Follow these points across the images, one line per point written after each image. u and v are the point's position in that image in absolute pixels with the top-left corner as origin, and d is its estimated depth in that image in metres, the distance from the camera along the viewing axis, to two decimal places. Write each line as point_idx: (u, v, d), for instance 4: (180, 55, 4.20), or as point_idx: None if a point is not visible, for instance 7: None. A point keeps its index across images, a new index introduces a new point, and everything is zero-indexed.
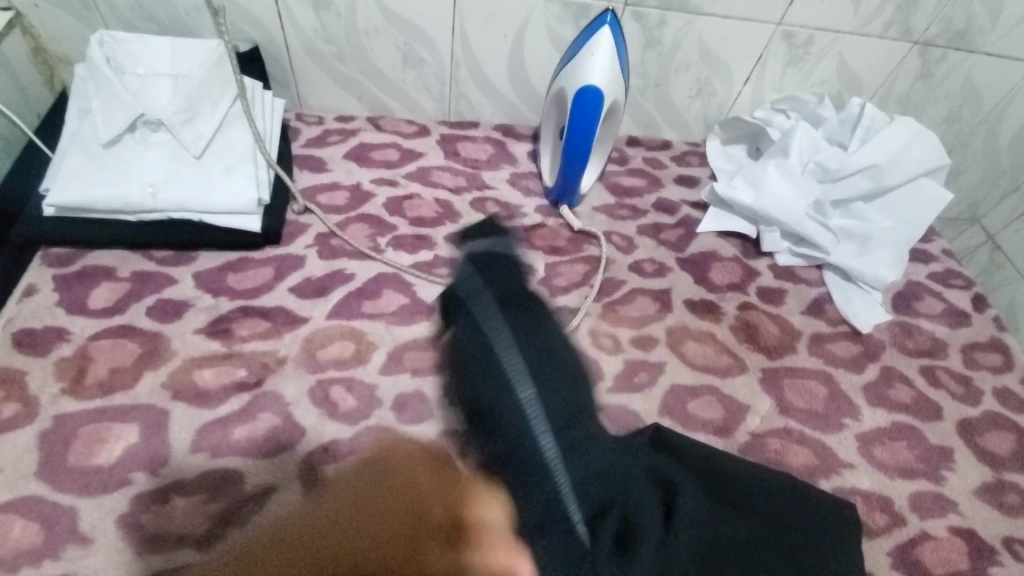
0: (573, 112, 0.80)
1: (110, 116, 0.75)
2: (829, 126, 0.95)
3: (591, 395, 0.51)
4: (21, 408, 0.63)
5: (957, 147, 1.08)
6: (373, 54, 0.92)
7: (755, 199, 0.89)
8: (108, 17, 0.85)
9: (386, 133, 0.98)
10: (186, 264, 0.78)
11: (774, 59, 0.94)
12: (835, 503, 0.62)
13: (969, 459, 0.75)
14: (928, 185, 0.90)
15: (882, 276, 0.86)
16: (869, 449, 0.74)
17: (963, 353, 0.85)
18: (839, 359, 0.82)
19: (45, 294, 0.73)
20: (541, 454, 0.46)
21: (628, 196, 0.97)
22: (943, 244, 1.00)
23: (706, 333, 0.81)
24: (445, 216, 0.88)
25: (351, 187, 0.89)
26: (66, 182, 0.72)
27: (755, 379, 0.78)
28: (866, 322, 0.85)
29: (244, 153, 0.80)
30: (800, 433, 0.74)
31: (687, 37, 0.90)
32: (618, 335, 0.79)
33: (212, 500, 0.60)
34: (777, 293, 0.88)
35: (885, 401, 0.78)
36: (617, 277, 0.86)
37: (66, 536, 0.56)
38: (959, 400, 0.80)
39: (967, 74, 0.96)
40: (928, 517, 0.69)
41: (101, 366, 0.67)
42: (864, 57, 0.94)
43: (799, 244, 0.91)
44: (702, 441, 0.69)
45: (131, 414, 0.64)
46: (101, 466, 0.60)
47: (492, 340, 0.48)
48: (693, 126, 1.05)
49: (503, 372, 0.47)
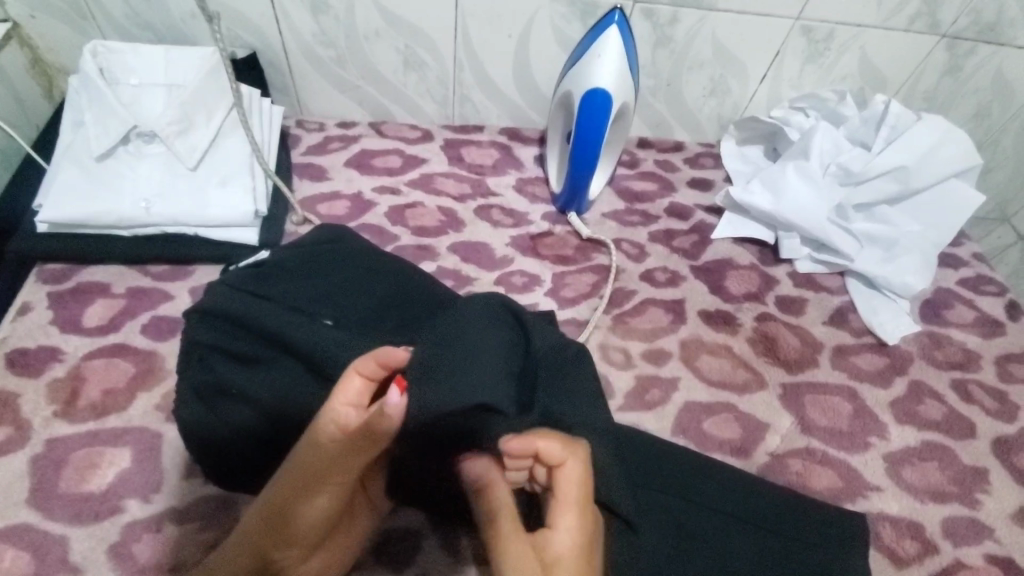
0: (580, 116, 0.77)
1: (103, 129, 0.73)
2: (851, 124, 0.90)
3: (290, 326, 0.53)
4: (13, 431, 0.62)
5: (986, 145, 1.03)
6: (373, 58, 0.89)
7: (773, 204, 0.85)
8: (103, 25, 0.83)
9: (388, 138, 0.95)
10: (183, 279, 0.76)
11: (793, 55, 0.90)
12: (846, 517, 0.63)
13: (1006, 481, 0.70)
14: (959, 187, 0.86)
15: (909, 284, 0.83)
16: (898, 471, 0.69)
17: (998, 366, 0.81)
18: (864, 373, 0.78)
19: (39, 312, 0.71)
20: (265, 255, 0.61)
21: (639, 201, 0.93)
22: (974, 248, 0.95)
23: (720, 345, 0.78)
24: (449, 225, 0.85)
25: (352, 196, 0.86)
26: (57, 198, 0.71)
27: (775, 396, 0.74)
28: (893, 334, 0.81)
29: (241, 163, 0.78)
30: (823, 453, 0.70)
31: (700, 34, 0.86)
32: (628, 349, 0.76)
33: (205, 528, 0.57)
34: (797, 302, 0.84)
35: (914, 418, 0.74)
36: (628, 287, 0.82)
37: (56, 566, 0.54)
38: (993, 415, 0.75)
39: (998, 68, 0.90)
40: (962, 545, 0.65)
41: (95, 388, 0.65)
42: (887, 51, 0.89)
43: (819, 250, 0.87)
44: (722, 464, 0.65)
45: (124, 437, 0.62)
46: (92, 493, 0.58)
47: (237, 313, 0.53)
48: (707, 126, 1.01)
49: (254, 303, 0.54)
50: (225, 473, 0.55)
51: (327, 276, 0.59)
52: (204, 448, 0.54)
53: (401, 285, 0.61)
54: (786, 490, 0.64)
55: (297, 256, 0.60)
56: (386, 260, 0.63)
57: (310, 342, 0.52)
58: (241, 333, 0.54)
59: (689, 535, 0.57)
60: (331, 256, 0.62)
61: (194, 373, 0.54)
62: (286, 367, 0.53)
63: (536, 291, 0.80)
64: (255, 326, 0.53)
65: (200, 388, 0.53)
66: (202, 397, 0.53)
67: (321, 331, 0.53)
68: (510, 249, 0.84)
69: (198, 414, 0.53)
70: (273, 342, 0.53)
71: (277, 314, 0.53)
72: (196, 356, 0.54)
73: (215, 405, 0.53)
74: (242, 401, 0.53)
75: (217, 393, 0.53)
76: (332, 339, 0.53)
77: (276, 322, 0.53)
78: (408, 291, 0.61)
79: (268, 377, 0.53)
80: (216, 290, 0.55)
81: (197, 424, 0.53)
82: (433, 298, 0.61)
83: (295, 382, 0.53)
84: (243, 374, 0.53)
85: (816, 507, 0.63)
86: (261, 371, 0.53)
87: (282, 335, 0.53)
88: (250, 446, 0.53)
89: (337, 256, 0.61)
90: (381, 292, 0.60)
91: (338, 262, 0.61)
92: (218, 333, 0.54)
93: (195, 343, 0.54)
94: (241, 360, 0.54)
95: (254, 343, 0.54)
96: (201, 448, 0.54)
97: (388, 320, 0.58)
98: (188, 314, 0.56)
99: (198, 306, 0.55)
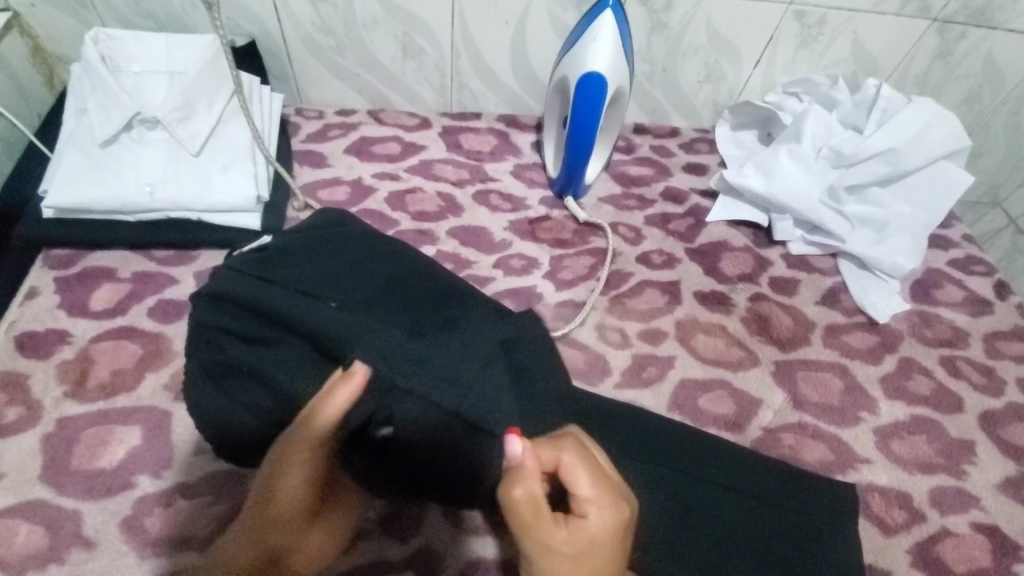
0: (575, 100, 0.78)
1: (106, 115, 0.74)
2: (843, 109, 0.91)
3: (297, 306, 0.52)
4: (25, 411, 0.63)
5: (978, 129, 1.04)
6: (371, 46, 0.90)
7: (767, 185, 0.87)
8: (103, 14, 0.84)
9: (386, 126, 0.96)
10: (187, 263, 0.77)
11: (786, 41, 0.91)
12: (835, 487, 0.65)
13: (992, 453, 0.72)
14: (949, 169, 0.87)
15: (900, 265, 0.84)
16: (887, 444, 0.71)
17: (986, 343, 0.82)
18: (855, 350, 0.79)
19: (47, 296, 0.72)
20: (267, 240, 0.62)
21: (635, 185, 0.94)
22: (964, 229, 0.97)
23: (715, 325, 0.79)
24: (448, 210, 0.87)
25: (352, 182, 0.87)
26: (62, 184, 0.72)
27: (768, 372, 0.76)
28: (884, 313, 0.83)
29: (242, 150, 0.79)
30: (815, 427, 0.72)
31: (694, 20, 0.88)
32: (625, 329, 0.78)
33: (215, 502, 0.59)
34: (790, 283, 0.86)
35: (904, 393, 0.76)
36: (625, 269, 0.84)
37: (71, 539, 0.56)
38: (981, 390, 0.77)
39: (988, 52, 0.92)
40: (949, 514, 0.67)
41: (103, 368, 0.67)
42: (879, 36, 0.90)
43: (812, 231, 0.89)
44: (715, 436, 0.67)
45: (133, 416, 0.64)
46: (104, 469, 0.60)
47: (242, 294, 0.53)
48: (702, 111, 1.02)
49: (260, 284, 0.54)
50: (228, 448, 0.56)
51: (328, 261, 0.60)
52: (221, 429, 0.55)
53: (398, 268, 0.62)
54: (748, 451, 0.66)
55: (301, 241, 0.61)
56: (388, 244, 0.65)
57: (314, 321, 0.52)
58: (249, 314, 0.54)
59: (683, 508, 0.60)
60: (334, 241, 0.63)
61: (205, 357, 0.55)
62: (293, 347, 0.53)
63: (535, 274, 0.81)
64: (260, 307, 0.53)
65: (211, 370, 0.55)
66: (213, 378, 0.55)
67: (327, 311, 0.52)
68: (508, 234, 0.85)
69: (210, 395, 0.54)
70: (280, 323, 0.53)
71: (282, 294, 0.53)
72: (203, 341, 0.55)
73: (226, 384, 0.55)
74: (253, 381, 0.54)
75: (227, 373, 0.54)
76: (334, 317, 0.52)
77: (282, 303, 0.53)
78: (409, 274, 0.62)
79: (275, 357, 0.53)
80: (222, 274, 0.56)
81: (206, 406, 0.54)
82: (431, 282, 0.63)
83: (302, 362, 0.53)
84: (250, 354, 0.54)
85: (807, 479, 0.65)
86: (267, 353, 0.54)
87: (287, 317, 0.52)
88: (265, 425, 0.54)
89: (339, 240, 0.63)
90: (383, 274, 0.61)
91: (338, 249, 0.62)
92: (223, 313, 0.54)
93: (201, 326, 0.55)
94: (247, 343, 0.54)
95: (260, 324, 0.54)
96: (211, 426, 0.55)
97: (391, 301, 0.58)
98: (192, 296, 0.56)
99: (202, 292, 0.55)
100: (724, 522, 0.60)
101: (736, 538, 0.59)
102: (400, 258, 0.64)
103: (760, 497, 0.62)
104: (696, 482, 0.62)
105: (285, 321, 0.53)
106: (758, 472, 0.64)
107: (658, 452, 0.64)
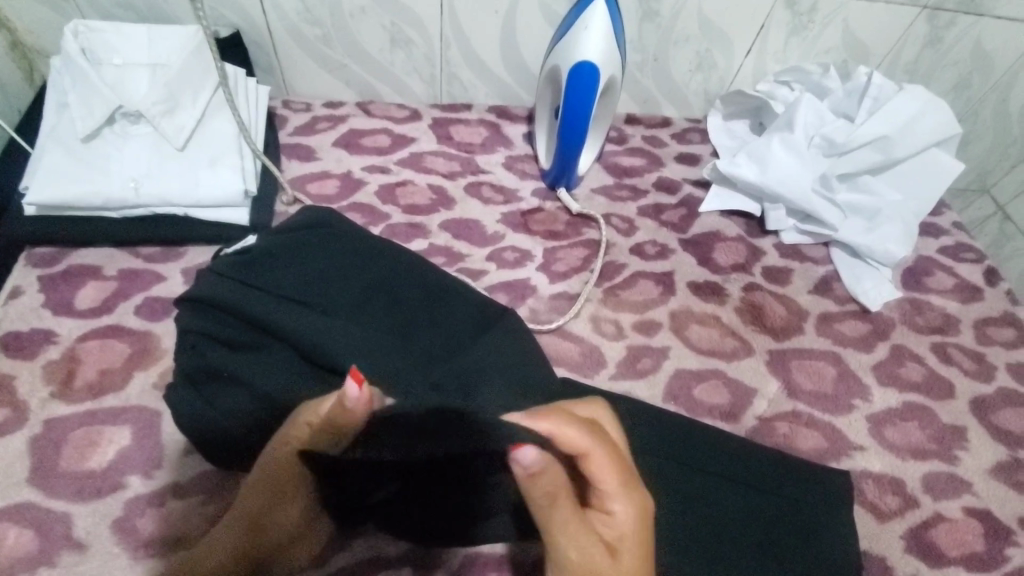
0: (568, 90, 0.77)
1: (87, 110, 0.73)
2: (835, 97, 0.91)
3: (283, 316, 0.54)
4: (11, 412, 0.62)
5: (967, 116, 1.04)
6: (359, 36, 0.88)
7: (759, 175, 0.87)
8: (83, 5, 0.82)
9: (376, 117, 0.94)
10: (175, 260, 0.76)
11: (777, 29, 0.90)
12: (830, 475, 0.65)
13: (984, 438, 0.73)
14: (939, 156, 0.88)
15: (892, 252, 0.84)
16: (880, 431, 0.72)
17: (977, 329, 0.83)
18: (847, 339, 0.80)
19: (30, 296, 0.71)
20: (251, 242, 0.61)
21: (627, 176, 0.94)
22: (954, 217, 0.98)
23: (709, 316, 0.79)
24: (440, 202, 0.86)
25: (342, 175, 0.86)
26: (41, 180, 0.70)
27: (762, 362, 0.76)
28: (876, 300, 0.83)
29: (229, 143, 0.77)
30: (809, 415, 0.72)
31: (685, 8, 0.87)
32: (620, 320, 0.77)
33: (209, 502, 0.58)
34: (783, 273, 0.86)
35: (896, 380, 0.76)
36: (618, 261, 0.83)
37: (61, 541, 0.55)
38: (971, 376, 0.78)
39: (978, 39, 0.92)
40: (941, 499, 0.67)
41: (91, 368, 0.66)
42: (870, 23, 0.90)
43: (804, 221, 0.89)
44: (710, 426, 0.67)
45: (122, 416, 0.63)
46: (93, 470, 0.59)
47: (226, 302, 0.54)
48: (694, 101, 1.01)
49: (245, 294, 0.55)
50: (211, 454, 0.54)
51: (312, 263, 0.59)
52: (203, 436, 0.53)
53: (383, 266, 0.61)
54: (744, 440, 0.67)
55: (284, 244, 0.60)
56: (374, 242, 0.63)
57: (303, 330, 0.53)
58: (235, 322, 0.54)
59: (687, 501, 0.60)
60: (320, 241, 0.62)
61: (186, 364, 0.54)
62: (280, 354, 0.54)
63: (529, 266, 0.81)
64: (246, 316, 0.54)
65: (193, 376, 0.54)
66: (193, 385, 0.53)
67: (311, 322, 0.54)
68: (501, 226, 0.85)
69: (191, 402, 0.52)
70: (265, 331, 0.54)
71: (265, 302, 0.54)
72: (186, 347, 0.55)
73: (206, 391, 0.53)
74: (234, 387, 0.52)
75: (209, 380, 0.53)
76: (323, 329, 0.54)
77: (267, 312, 0.54)
78: (395, 274, 0.61)
79: (260, 362, 0.53)
80: (207, 280, 0.56)
81: (187, 412, 0.52)
82: (419, 280, 0.62)
83: (288, 368, 0.53)
84: (235, 360, 0.53)
85: (803, 468, 0.65)
86: (249, 359, 0.53)
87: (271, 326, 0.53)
88: (249, 430, 0.52)
89: (324, 241, 0.61)
90: (368, 277, 0.60)
91: (322, 248, 0.61)
92: (209, 318, 0.55)
93: (185, 332, 0.55)
94: (231, 349, 0.54)
95: (245, 331, 0.54)
96: (194, 431, 0.53)
97: (375, 306, 0.58)
98: (179, 303, 0.56)
99: (189, 297, 0.55)
100: (727, 513, 0.60)
101: (744, 532, 0.59)
102: (385, 256, 0.63)
103: (760, 488, 0.62)
104: (698, 475, 0.62)
105: (272, 329, 0.53)
106: (754, 461, 0.65)
107: (658, 446, 0.63)
